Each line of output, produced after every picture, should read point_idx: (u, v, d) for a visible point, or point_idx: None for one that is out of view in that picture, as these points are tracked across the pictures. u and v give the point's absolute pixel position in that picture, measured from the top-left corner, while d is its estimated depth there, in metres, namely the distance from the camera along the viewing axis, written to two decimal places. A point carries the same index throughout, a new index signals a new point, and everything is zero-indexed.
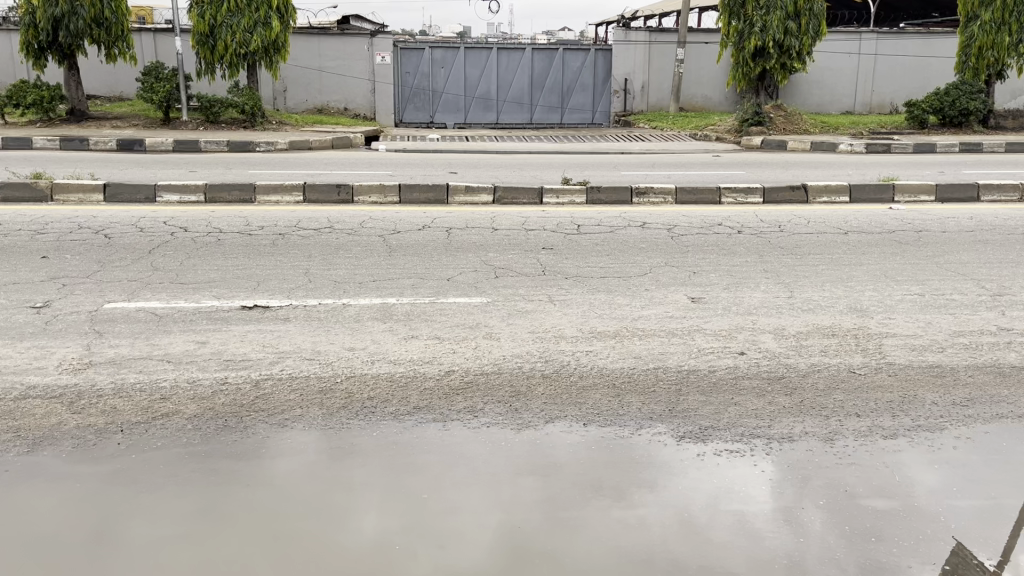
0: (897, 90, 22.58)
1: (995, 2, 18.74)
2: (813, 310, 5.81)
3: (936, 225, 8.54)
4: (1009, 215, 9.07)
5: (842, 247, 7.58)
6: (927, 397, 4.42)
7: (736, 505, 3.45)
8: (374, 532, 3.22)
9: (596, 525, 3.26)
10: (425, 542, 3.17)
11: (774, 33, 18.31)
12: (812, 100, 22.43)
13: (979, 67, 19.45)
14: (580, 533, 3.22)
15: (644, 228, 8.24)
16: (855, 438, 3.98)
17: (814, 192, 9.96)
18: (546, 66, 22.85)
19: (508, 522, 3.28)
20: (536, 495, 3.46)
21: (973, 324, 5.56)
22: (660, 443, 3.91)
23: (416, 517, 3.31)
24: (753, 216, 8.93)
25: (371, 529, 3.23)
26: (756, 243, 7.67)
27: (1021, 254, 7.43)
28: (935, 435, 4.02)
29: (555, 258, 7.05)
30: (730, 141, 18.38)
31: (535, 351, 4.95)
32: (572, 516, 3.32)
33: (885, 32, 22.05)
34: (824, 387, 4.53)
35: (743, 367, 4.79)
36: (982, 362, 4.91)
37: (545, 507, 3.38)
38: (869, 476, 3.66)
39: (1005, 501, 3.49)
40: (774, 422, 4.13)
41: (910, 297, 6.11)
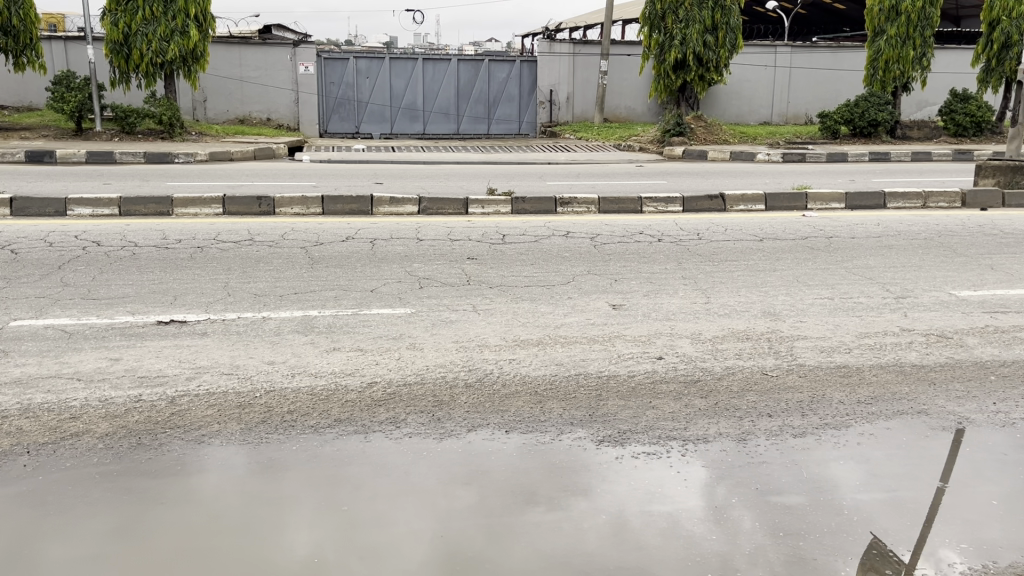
0: (811, 102, 23.41)
1: (900, 18, 19.65)
2: (728, 315, 6.00)
3: (846, 232, 8.89)
4: (913, 221, 9.51)
5: (757, 253, 7.84)
6: (834, 397, 4.61)
7: (652, 505, 3.54)
8: (304, 546, 3.20)
9: (524, 533, 3.30)
10: (356, 555, 3.17)
11: (693, 46, 18.78)
12: (731, 111, 23.08)
13: (886, 79, 20.32)
14: (510, 540, 3.25)
15: (568, 237, 8.37)
16: (765, 437, 4.13)
17: (731, 201, 10.25)
18: (471, 76, 22.96)
19: (440, 534, 3.29)
20: (464, 504, 3.49)
21: (879, 325, 5.82)
22: (580, 447, 3.99)
23: (346, 530, 3.30)
24: (673, 224, 9.15)
25: (300, 543, 3.21)
26: (675, 251, 7.87)
27: (923, 258, 7.81)
28: (840, 432, 4.20)
29: (480, 268, 7.10)
30: (653, 151, 18.79)
31: (458, 360, 4.98)
32: (500, 524, 3.36)
33: (799, 46, 22.85)
34: (738, 389, 4.68)
35: (660, 371, 4.92)
36: (885, 361, 5.15)
37: (471, 515, 3.41)
38: (779, 474, 3.80)
39: (904, 493, 3.67)
40: (690, 424, 4.25)
41: (821, 300, 6.37)
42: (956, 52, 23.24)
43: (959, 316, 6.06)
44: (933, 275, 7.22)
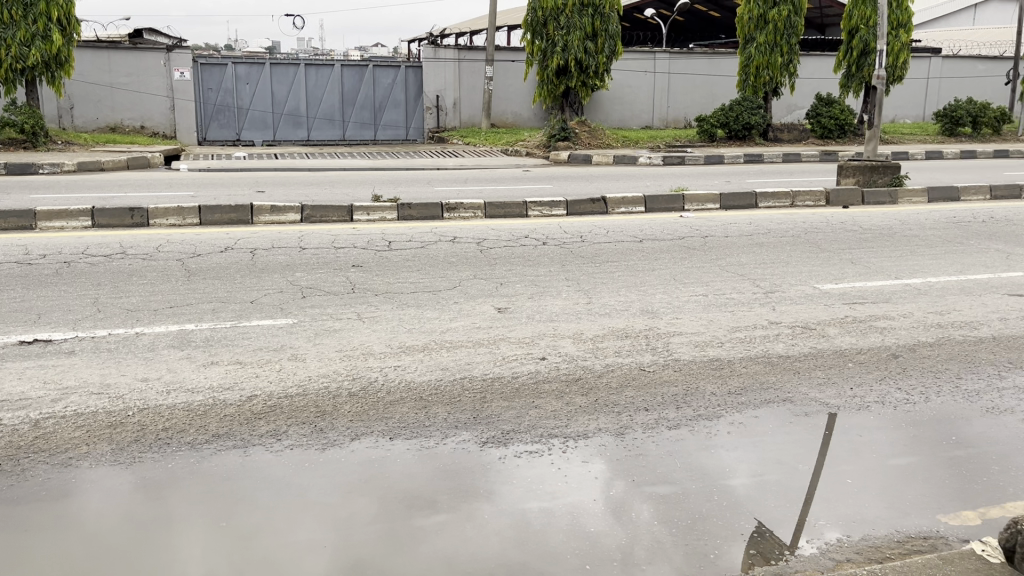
0: (689, 106, 24.30)
1: (767, 26, 20.68)
2: (608, 314, 6.18)
3: (720, 231, 9.30)
4: (782, 220, 10.03)
5: (637, 253, 8.10)
6: (707, 388, 4.83)
7: (535, 502, 3.63)
8: (197, 565, 3.13)
9: (418, 537, 3.33)
10: (252, 569, 3.12)
11: (575, 53, 19.20)
12: (614, 116, 23.68)
13: (758, 84, 21.31)
14: (404, 545, 3.28)
15: (454, 242, 8.43)
16: (642, 431, 4.29)
17: (612, 204, 10.57)
18: (355, 82, 22.71)
19: (335, 543, 3.28)
20: (354, 512, 3.49)
21: (750, 319, 6.13)
22: (464, 450, 4.04)
23: (240, 545, 3.25)
24: (557, 227, 9.33)
25: (192, 563, 3.14)
26: (559, 253, 8.04)
27: (790, 254, 8.25)
28: (712, 422, 4.42)
29: (364, 275, 7.07)
30: (539, 156, 19.10)
31: (342, 369, 4.95)
32: (393, 531, 3.37)
33: (676, 52, 23.68)
34: (617, 385, 4.84)
35: (543, 371, 5.03)
36: (754, 353, 5.43)
37: (362, 521, 3.43)
38: (654, 464, 3.96)
39: (769, 476, 3.89)
40: (571, 421, 4.37)
41: (696, 297, 6.64)
42: (821, 58, 24.60)
43: (821, 308, 6.45)
44: (799, 269, 7.65)
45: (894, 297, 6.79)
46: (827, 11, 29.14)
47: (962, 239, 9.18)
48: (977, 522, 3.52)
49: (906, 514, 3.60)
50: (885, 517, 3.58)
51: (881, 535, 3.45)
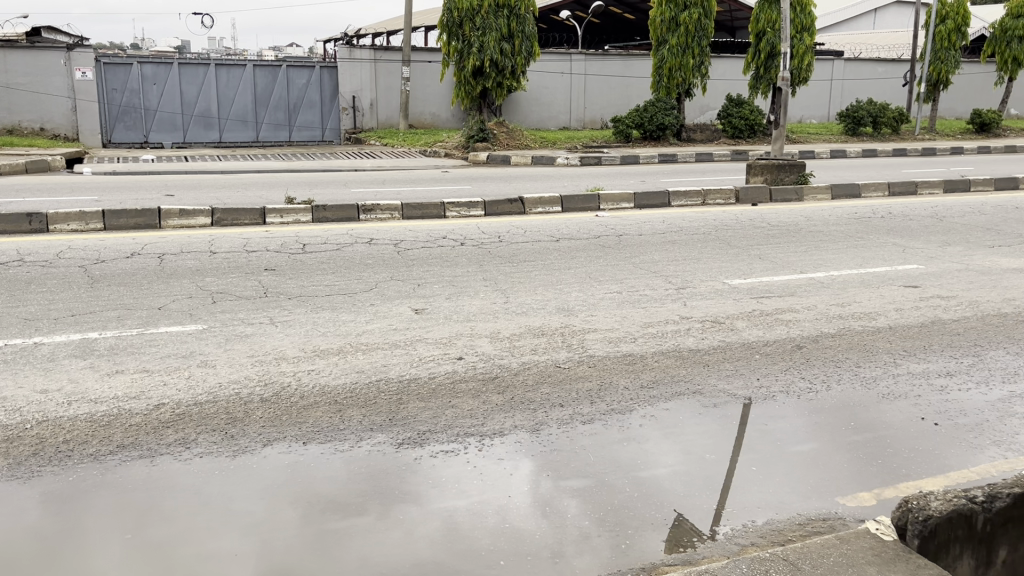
0: (605, 107, 24.69)
1: (679, 29, 21.16)
2: (525, 313, 6.24)
3: (635, 229, 9.48)
4: (694, 218, 10.30)
5: (553, 253, 8.19)
6: (620, 383, 4.94)
7: (450, 501, 3.64)
8: None
9: (337, 542, 3.30)
10: None
11: (491, 54, 19.26)
12: (532, 117, 23.86)
13: (671, 85, 21.80)
14: (324, 549, 3.25)
15: (370, 244, 8.37)
16: (557, 426, 4.35)
17: (530, 204, 10.65)
18: (269, 82, 22.28)
19: (252, 550, 3.23)
20: (269, 519, 3.43)
21: (662, 314, 6.28)
22: (379, 452, 4.03)
23: (153, 557, 3.17)
24: (475, 228, 9.35)
25: None
26: (476, 254, 8.07)
27: (702, 250, 8.48)
28: (625, 416, 4.51)
29: (277, 279, 6.95)
30: (458, 157, 19.14)
31: (254, 374, 4.87)
32: (309, 536, 3.33)
33: (592, 54, 24.01)
34: (533, 382, 4.90)
35: (460, 371, 5.05)
36: (666, 347, 5.57)
37: (278, 527, 3.38)
38: (568, 459, 4.03)
39: (680, 467, 4.00)
40: (487, 420, 4.40)
41: (611, 295, 6.77)
42: (731, 60, 25.32)
43: (731, 302, 6.65)
44: (709, 265, 7.87)
45: (799, 291, 7.06)
46: (736, 15, 29.95)
47: (863, 234, 9.59)
48: (872, 502, 3.70)
49: (807, 498, 3.75)
50: (788, 501, 3.73)
51: (783, 519, 3.60)
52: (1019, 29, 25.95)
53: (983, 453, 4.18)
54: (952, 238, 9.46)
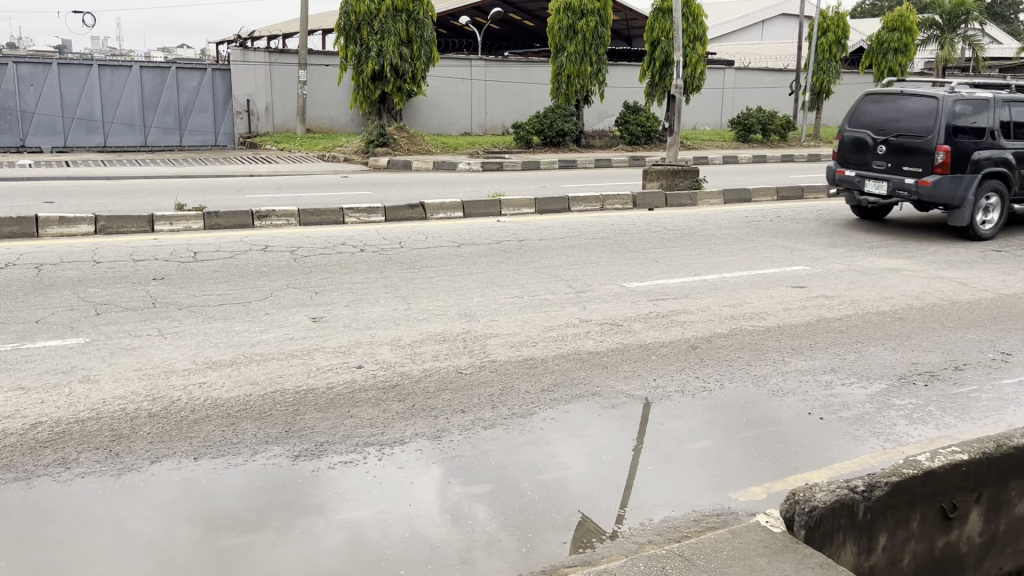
0: (505, 114, 24.87)
1: (577, 36, 21.47)
2: (426, 319, 6.19)
3: (535, 234, 9.57)
4: (593, 222, 10.48)
5: (454, 259, 8.16)
6: (522, 387, 4.96)
7: (350, 512, 3.57)
8: None
9: (234, 558, 3.19)
10: None
11: (390, 58, 19.07)
12: (433, 122, 23.77)
13: (570, 92, 22.14)
14: (219, 566, 3.14)
15: (266, 251, 8.15)
16: (458, 432, 4.33)
17: (431, 209, 10.59)
18: (157, 85, 21.47)
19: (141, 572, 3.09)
20: (161, 540, 3.29)
21: (562, 318, 6.36)
22: (274, 465, 3.92)
23: None
24: (375, 234, 9.25)
25: None
26: (377, 260, 7.97)
27: (601, 254, 8.64)
28: (526, 419, 4.53)
29: (166, 289, 6.68)
30: (358, 162, 18.93)
31: (141, 390, 4.65)
32: (202, 554, 3.21)
33: (492, 60, 24.07)
34: (434, 389, 4.86)
35: (359, 380, 4.96)
36: (566, 350, 5.64)
37: (171, 546, 3.25)
38: (471, 464, 4.02)
39: (580, 468, 4.05)
40: (387, 428, 4.34)
41: (512, 299, 6.80)
42: (627, 68, 25.90)
43: (628, 305, 6.79)
44: (609, 269, 8.01)
45: (693, 293, 7.27)
46: (633, 24, 30.64)
47: (753, 237, 9.96)
48: (763, 496, 3.84)
49: (701, 494, 3.85)
50: (683, 498, 3.82)
51: (679, 516, 3.68)
52: (893, 41, 27.53)
53: (864, 444, 4.40)
54: (835, 240, 9.94)
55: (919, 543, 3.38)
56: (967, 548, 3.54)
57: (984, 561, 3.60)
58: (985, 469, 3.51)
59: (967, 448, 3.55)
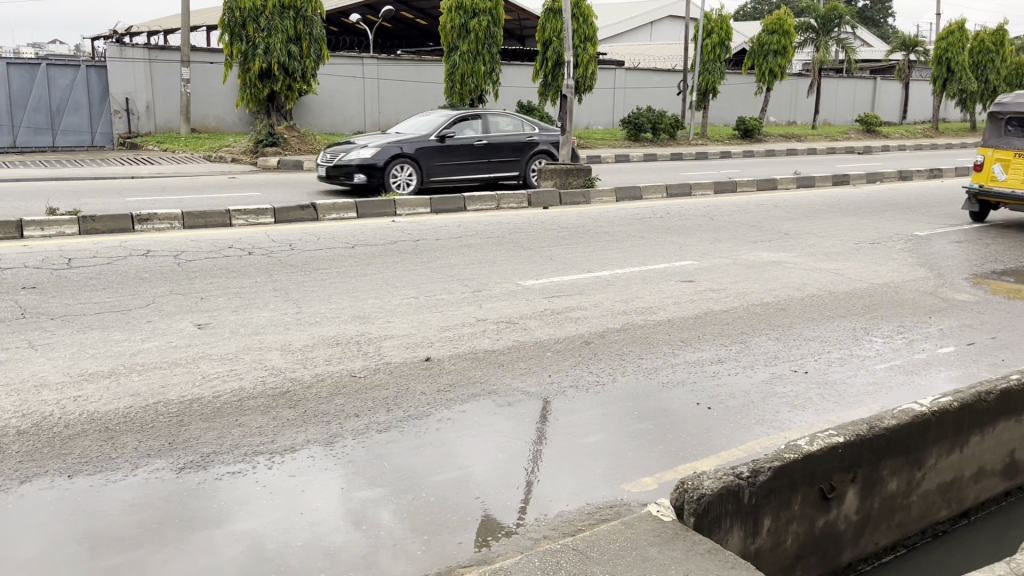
0: (399, 112, 24.64)
1: (469, 35, 21.51)
2: (318, 323, 6.06)
3: (430, 234, 9.52)
4: (489, 221, 10.52)
5: (347, 260, 8.02)
6: (417, 389, 4.92)
7: (240, 523, 3.45)
8: None
9: None
10: None
11: (278, 56, 18.61)
12: (325, 122, 23.32)
13: (464, 91, 22.17)
14: None
15: (147, 256, 7.81)
16: (352, 437, 4.26)
17: (323, 210, 10.38)
18: (26, 82, 20.46)
19: None
20: (33, 562, 3.10)
21: (457, 318, 6.34)
22: (156, 479, 3.75)
23: None
24: (264, 236, 9.00)
25: None
26: (266, 263, 7.77)
27: (496, 253, 8.66)
28: (421, 421, 4.49)
29: (38, 298, 6.31)
30: (246, 163, 18.44)
31: (9, 406, 4.37)
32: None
33: (384, 58, 23.84)
34: (327, 394, 4.76)
35: (248, 387, 4.81)
36: (462, 350, 5.63)
37: (42, 569, 3.07)
38: (365, 469, 3.95)
39: (476, 467, 4.04)
40: (278, 436, 4.23)
41: (407, 300, 6.74)
42: (520, 68, 26.10)
43: (524, 303, 6.84)
44: (504, 268, 8.05)
45: (587, 289, 7.37)
46: (525, 24, 30.91)
47: (644, 233, 10.21)
48: (654, 486, 3.93)
49: (595, 487, 3.91)
50: (579, 492, 3.87)
51: (574, 509, 3.72)
52: (774, 44, 28.74)
53: (751, 431, 4.56)
54: (721, 235, 10.29)
55: (801, 523, 3.53)
56: (845, 526, 3.72)
57: (861, 538, 3.80)
58: (860, 450, 3.70)
59: (844, 430, 3.72)
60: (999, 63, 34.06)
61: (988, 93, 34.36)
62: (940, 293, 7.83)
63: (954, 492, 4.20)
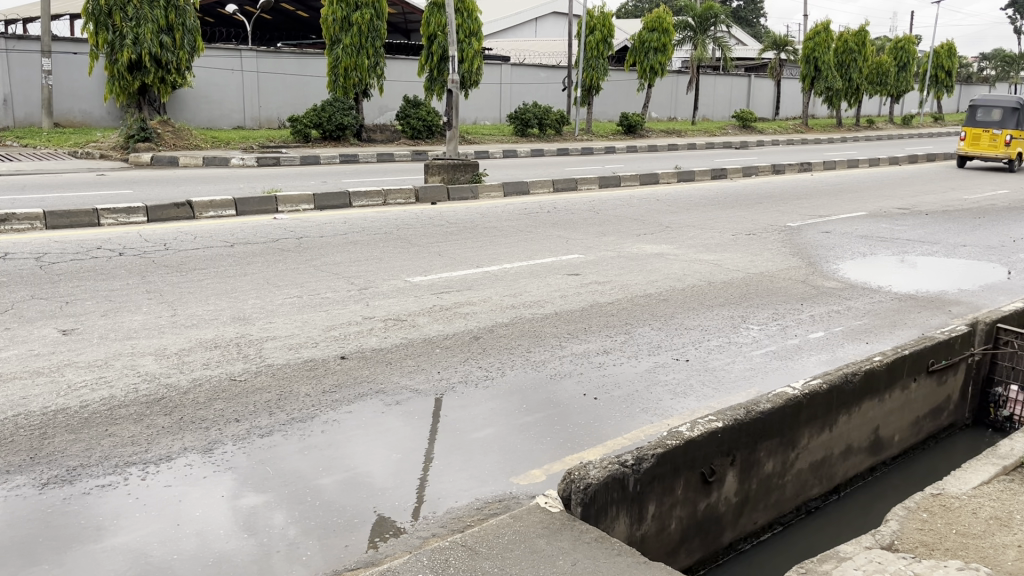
0: (281, 106, 23.99)
1: (352, 29, 21.14)
2: (195, 326, 5.82)
3: (315, 231, 9.31)
4: (375, 218, 10.38)
5: (226, 260, 7.75)
6: (301, 390, 4.79)
7: (109, 538, 3.27)
8: None
9: None
10: None
11: (149, 47, 17.75)
12: (201, 116, 22.45)
13: (348, 85, 21.79)
14: None
15: (6, 260, 7.29)
16: (232, 443, 4.10)
17: (200, 208, 9.96)
18: None
19: None
20: None
21: (344, 316, 6.21)
22: (17, 498, 3.50)
23: None
24: (137, 236, 8.58)
25: None
26: (138, 264, 7.40)
27: (383, 250, 8.55)
28: (306, 424, 4.38)
29: None
30: (116, 159, 17.58)
31: None
32: None
33: (263, 51, 23.13)
34: (205, 400, 4.57)
35: (120, 395, 4.56)
36: (349, 349, 5.52)
37: None
38: (246, 475, 3.81)
39: (363, 468, 3.95)
40: (151, 445, 4.03)
41: (290, 300, 6.55)
42: (404, 63, 25.86)
43: (411, 300, 6.76)
44: (392, 265, 7.94)
45: (475, 285, 7.37)
46: (409, 17, 30.62)
47: (532, 228, 10.29)
48: (542, 478, 3.96)
49: (483, 482, 3.90)
50: (468, 488, 3.86)
51: (462, 505, 3.71)
52: (653, 41, 29.52)
53: (635, 419, 4.67)
54: (605, 229, 10.48)
55: (683, 507, 3.63)
56: (725, 507, 3.86)
57: (740, 517, 3.95)
58: (737, 434, 3.83)
59: (722, 416, 3.84)
60: (862, 62, 36.05)
61: (852, 91, 36.38)
62: (811, 281, 8.22)
63: (825, 469, 4.42)
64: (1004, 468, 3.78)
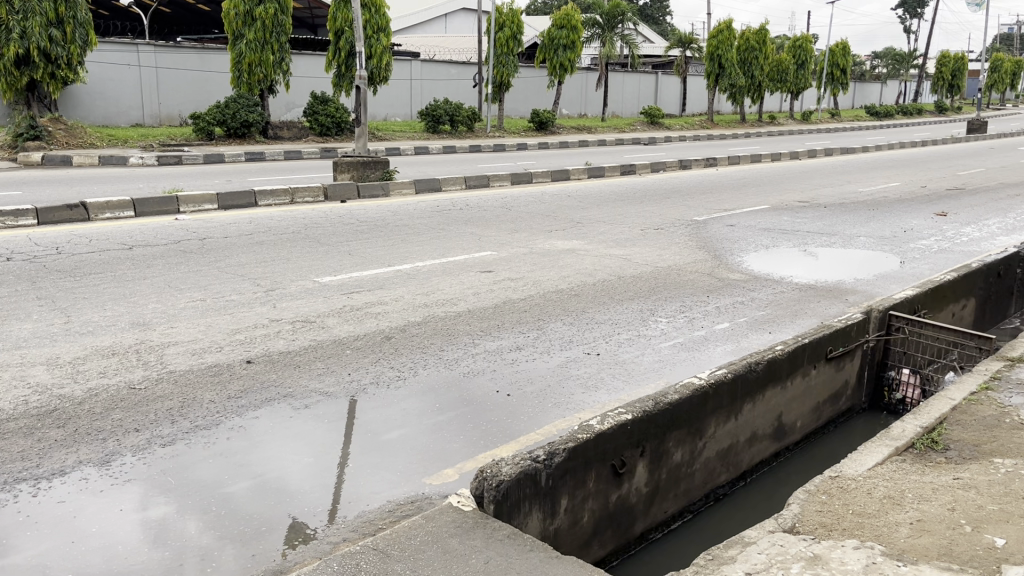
0: (181, 103, 23.22)
1: (255, 23, 20.59)
2: (91, 333, 5.56)
3: (219, 232, 9.05)
4: (283, 217, 10.16)
5: (124, 263, 7.45)
6: (205, 397, 4.64)
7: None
8: None
9: None
10: None
11: (37, 41, 16.87)
12: (97, 113, 21.50)
13: (252, 81, 21.27)
14: None
15: None
16: (132, 454, 3.94)
17: (95, 209, 9.52)
18: None
19: None
20: None
21: (250, 319, 6.06)
22: None
23: None
24: (26, 239, 8.16)
25: None
26: (28, 269, 7.04)
27: (290, 250, 8.37)
28: (210, 431, 4.24)
29: None
30: (4, 159, 16.70)
31: None
32: None
33: (161, 45, 22.30)
34: (102, 410, 4.38)
35: (8, 409, 4.32)
36: (255, 353, 5.38)
37: None
38: (145, 487, 3.66)
39: (269, 475, 3.85)
40: (43, 460, 3.83)
41: (193, 303, 6.35)
42: (311, 58, 25.37)
43: (320, 301, 6.63)
44: (299, 265, 7.77)
45: (386, 284, 7.29)
46: (315, 11, 30.02)
47: (444, 225, 10.26)
48: (456, 476, 3.94)
49: (395, 484, 3.85)
50: (379, 490, 3.80)
51: (374, 509, 3.66)
52: (562, 38, 29.75)
53: (547, 414, 4.70)
54: (517, 225, 10.53)
55: (595, 500, 3.68)
56: (636, 498, 3.93)
57: (651, 507, 4.03)
58: (647, 425, 3.89)
59: (632, 408, 3.89)
60: (762, 61, 37.34)
61: (753, 88, 37.65)
62: (716, 273, 8.44)
63: (733, 456, 4.55)
64: (896, 448, 3.96)
